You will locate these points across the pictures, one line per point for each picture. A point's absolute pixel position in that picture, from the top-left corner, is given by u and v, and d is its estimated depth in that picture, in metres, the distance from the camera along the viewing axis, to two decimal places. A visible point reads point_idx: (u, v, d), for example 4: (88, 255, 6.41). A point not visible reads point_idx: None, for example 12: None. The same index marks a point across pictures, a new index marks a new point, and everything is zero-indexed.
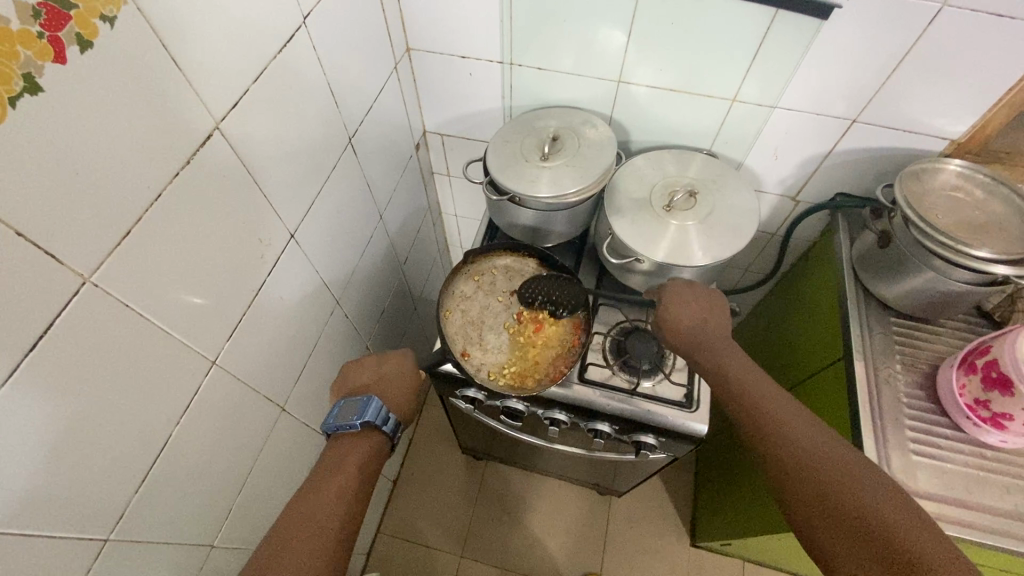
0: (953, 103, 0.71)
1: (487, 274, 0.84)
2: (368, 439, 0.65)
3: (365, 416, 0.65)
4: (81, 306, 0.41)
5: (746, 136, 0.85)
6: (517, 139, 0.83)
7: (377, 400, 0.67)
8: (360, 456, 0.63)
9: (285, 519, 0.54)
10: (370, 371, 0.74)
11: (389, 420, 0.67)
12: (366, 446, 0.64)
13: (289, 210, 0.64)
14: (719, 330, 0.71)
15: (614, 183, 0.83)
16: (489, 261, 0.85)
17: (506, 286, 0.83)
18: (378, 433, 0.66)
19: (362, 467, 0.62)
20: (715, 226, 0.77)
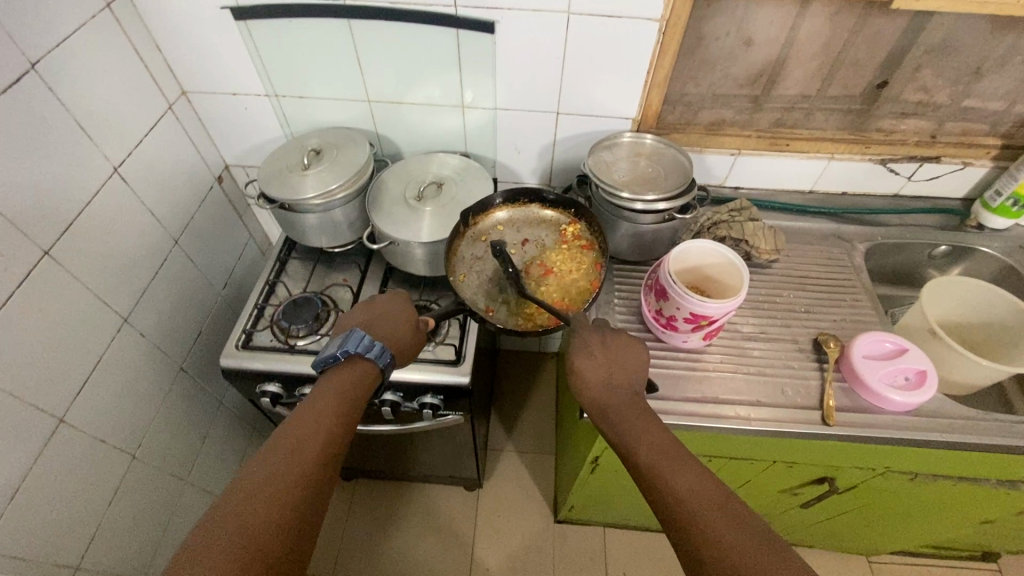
0: (618, 89, 0.91)
1: (490, 232, 0.91)
2: (356, 364, 0.71)
3: (345, 347, 0.71)
4: None
5: (487, 135, 1.02)
6: (285, 156, 0.95)
7: (356, 332, 0.72)
8: (349, 384, 0.69)
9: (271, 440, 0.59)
10: (365, 310, 0.79)
11: (374, 348, 0.73)
12: (353, 373, 0.71)
13: (41, 228, 0.72)
14: (626, 381, 0.69)
15: (376, 183, 0.97)
16: (487, 220, 0.92)
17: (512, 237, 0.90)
18: (364, 360, 0.72)
19: (344, 391, 0.68)
20: (457, 205, 0.93)
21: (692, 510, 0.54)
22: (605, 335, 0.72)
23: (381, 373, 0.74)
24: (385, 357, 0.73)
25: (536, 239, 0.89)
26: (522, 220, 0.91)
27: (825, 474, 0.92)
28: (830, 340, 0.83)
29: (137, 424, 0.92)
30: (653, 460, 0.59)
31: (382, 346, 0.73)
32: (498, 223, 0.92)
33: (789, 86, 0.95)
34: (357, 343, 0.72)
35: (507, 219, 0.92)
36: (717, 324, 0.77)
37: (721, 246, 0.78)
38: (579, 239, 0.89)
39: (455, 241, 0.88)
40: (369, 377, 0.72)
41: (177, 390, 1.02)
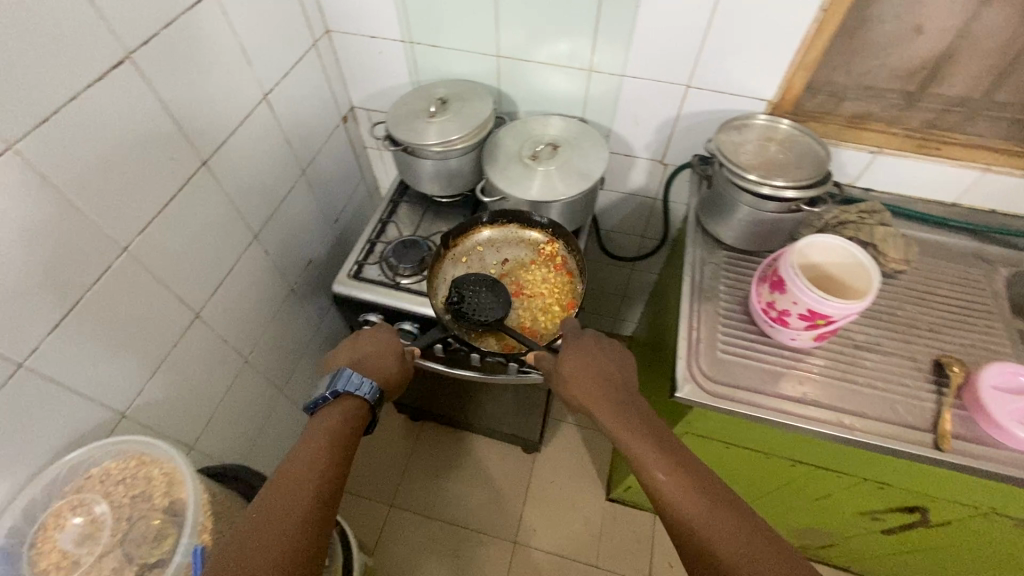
0: (759, 68, 0.86)
1: (471, 254, 0.94)
2: (344, 403, 0.73)
3: (333, 387, 0.74)
4: (4, 164, 0.55)
5: (608, 104, 1.01)
6: (414, 102, 0.99)
7: (345, 371, 0.75)
8: (343, 416, 0.72)
9: (278, 474, 0.62)
10: (350, 350, 0.82)
11: (362, 385, 0.75)
12: (341, 410, 0.73)
13: (203, 140, 0.80)
14: (615, 378, 0.72)
15: (492, 138, 0.97)
16: (469, 241, 0.94)
17: (492, 258, 0.93)
18: (352, 397, 0.74)
19: (342, 421, 0.71)
20: (570, 169, 0.92)
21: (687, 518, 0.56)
22: (591, 332, 0.76)
23: (370, 407, 0.76)
24: (375, 391, 0.76)
25: (515, 260, 0.92)
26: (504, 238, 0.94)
27: (917, 504, 0.86)
28: (955, 364, 0.77)
29: (252, 333, 1.02)
30: (649, 461, 0.61)
31: (371, 381, 0.76)
32: (480, 243, 0.94)
33: (954, 82, 0.86)
34: (347, 381, 0.74)
35: (489, 238, 0.94)
36: (834, 325, 0.73)
37: (851, 243, 0.74)
38: (558, 258, 0.91)
39: (438, 265, 0.91)
40: (360, 411, 0.75)
41: (285, 309, 1.10)
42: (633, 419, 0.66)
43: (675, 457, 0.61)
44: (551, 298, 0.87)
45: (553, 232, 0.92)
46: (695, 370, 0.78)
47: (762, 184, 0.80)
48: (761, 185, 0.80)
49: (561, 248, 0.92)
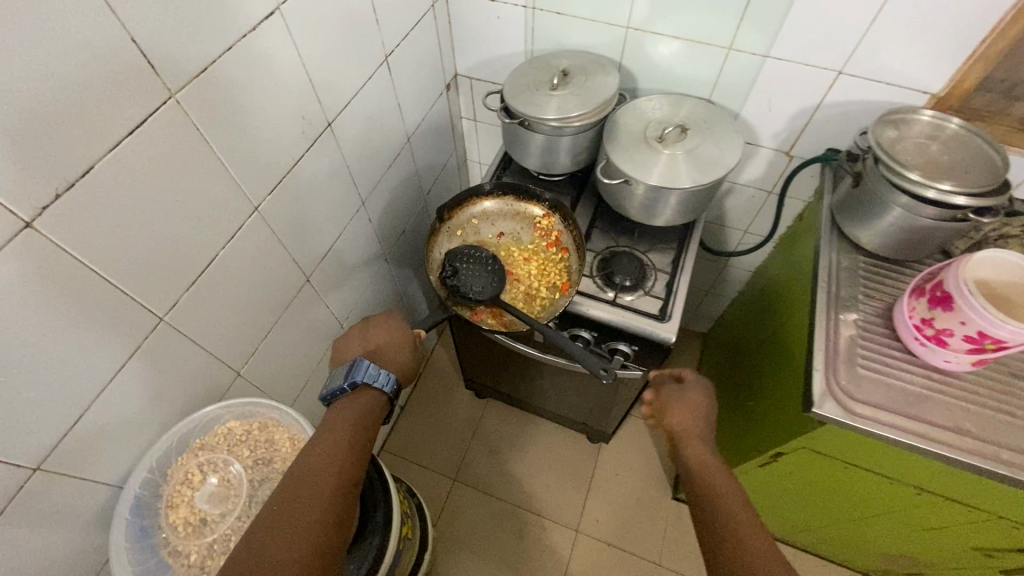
0: (932, 57, 0.77)
1: (467, 226, 0.97)
2: (361, 396, 0.70)
3: (351, 378, 0.70)
4: (164, 114, 0.53)
5: (742, 86, 0.93)
6: (533, 72, 0.93)
7: (363, 362, 0.71)
8: (361, 414, 0.69)
9: (292, 478, 0.58)
10: (361, 344, 0.78)
11: (378, 377, 0.71)
12: (360, 405, 0.69)
13: (330, 101, 0.77)
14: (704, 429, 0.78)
15: (614, 117, 0.91)
16: (465, 213, 0.98)
17: (490, 230, 0.97)
18: (368, 391, 0.71)
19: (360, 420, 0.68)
20: (700, 156, 0.85)
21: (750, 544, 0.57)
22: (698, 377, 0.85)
23: (387, 400, 0.72)
24: (391, 385, 0.72)
25: (511, 233, 0.96)
26: (498, 212, 0.98)
27: None
28: None
29: (349, 300, 1.01)
30: (700, 464, 0.71)
31: (389, 375, 0.73)
32: (476, 216, 0.98)
33: None
34: (364, 376, 0.71)
35: (485, 211, 0.98)
36: (1003, 351, 0.66)
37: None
38: (554, 231, 0.96)
39: (438, 239, 0.95)
40: (380, 404, 0.72)
41: (377, 278, 1.09)
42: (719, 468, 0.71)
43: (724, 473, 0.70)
44: (545, 272, 0.92)
45: (551, 206, 0.96)
46: (832, 385, 0.73)
47: (934, 189, 0.72)
48: (931, 190, 0.72)
49: (558, 222, 0.96)
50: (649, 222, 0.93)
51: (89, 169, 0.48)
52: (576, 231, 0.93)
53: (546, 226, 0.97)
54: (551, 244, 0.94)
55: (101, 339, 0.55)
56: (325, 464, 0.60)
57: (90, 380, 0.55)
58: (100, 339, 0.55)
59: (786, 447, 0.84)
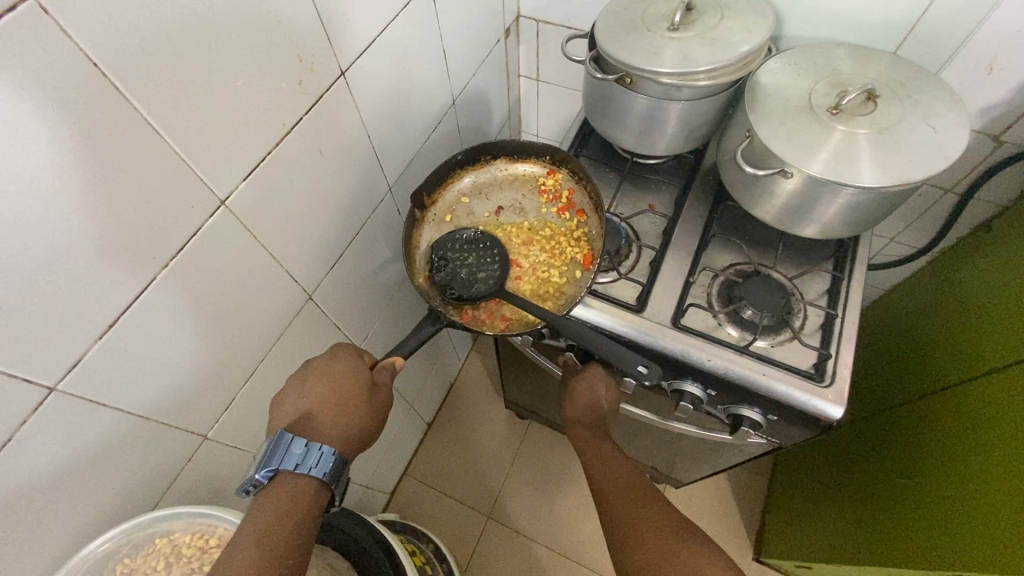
0: None
1: (455, 206, 0.69)
2: (285, 492, 0.46)
3: (266, 469, 0.46)
4: (14, 34, 0.29)
5: (954, 35, 0.63)
6: (641, 6, 0.64)
7: (284, 435, 0.47)
8: (285, 510, 0.46)
9: None
10: (293, 395, 0.52)
11: (307, 459, 0.47)
12: (280, 502, 0.46)
13: (345, 38, 0.51)
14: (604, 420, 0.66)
15: (758, 76, 0.62)
16: (449, 191, 0.70)
17: (484, 207, 0.70)
18: (294, 480, 0.47)
19: (282, 525, 0.45)
20: (898, 139, 0.56)
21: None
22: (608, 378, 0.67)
23: (327, 486, 0.49)
24: (329, 465, 0.48)
25: (511, 205, 0.69)
26: (489, 182, 0.71)
27: None
28: None
29: (369, 316, 0.77)
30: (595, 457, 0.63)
31: (324, 449, 0.48)
32: (463, 191, 0.70)
33: None
34: (285, 457, 0.47)
35: (475, 182, 0.71)
36: None
37: None
38: (563, 193, 0.70)
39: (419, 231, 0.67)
40: (310, 498, 0.48)
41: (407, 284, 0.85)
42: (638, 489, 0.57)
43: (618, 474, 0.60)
44: (558, 249, 0.66)
45: (554, 159, 0.70)
46: None
47: None
48: None
49: (566, 178, 0.71)
50: (794, 234, 0.64)
51: None
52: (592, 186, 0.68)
53: (550, 187, 0.71)
54: (561, 210, 0.69)
55: None
56: None
57: None
58: None
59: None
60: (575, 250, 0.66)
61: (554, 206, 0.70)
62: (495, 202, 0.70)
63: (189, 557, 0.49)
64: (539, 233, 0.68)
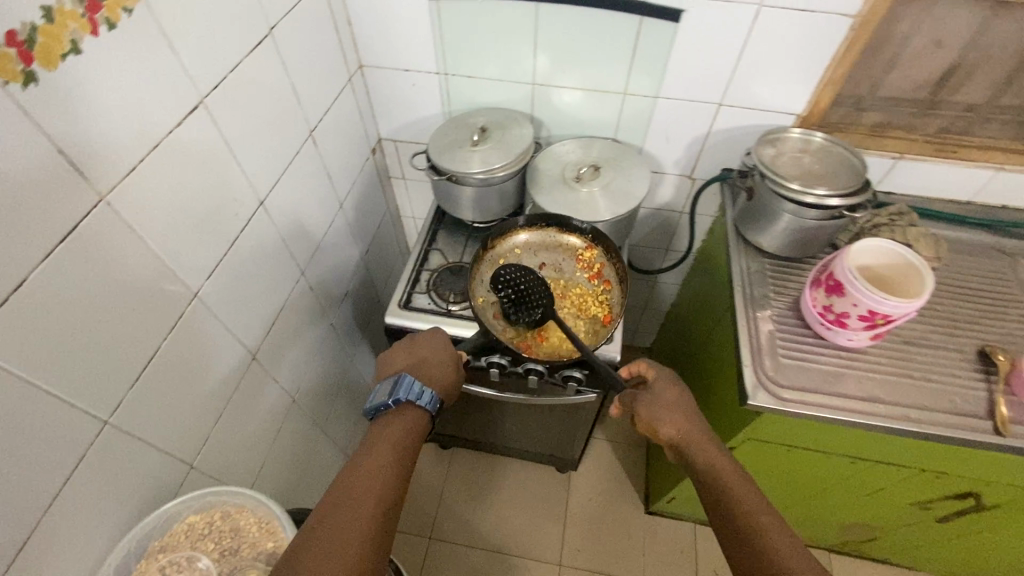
0: (787, 85, 0.91)
1: (509, 253, 0.93)
2: (406, 413, 0.73)
3: (396, 395, 0.73)
4: (94, 215, 0.53)
5: (641, 125, 1.04)
6: (454, 132, 1.00)
7: (408, 378, 0.75)
8: (401, 430, 0.72)
9: (331, 498, 0.61)
10: (408, 357, 0.82)
11: (422, 394, 0.75)
12: (402, 420, 0.73)
13: (260, 180, 0.79)
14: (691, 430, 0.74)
15: (535, 164, 1.00)
16: (507, 242, 0.94)
17: (532, 260, 0.92)
18: (414, 408, 0.74)
19: (400, 440, 0.70)
20: (614, 191, 0.95)
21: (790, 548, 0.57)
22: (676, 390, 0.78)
23: (430, 418, 0.76)
24: (434, 403, 0.75)
25: (553, 264, 0.92)
26: (540, 243, 0.94)
27: (970, 488, 0.89)
28: (1003, 353, 0.81)
29: (298, 371, 1.00)
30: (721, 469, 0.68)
31: (432, 392, 0.76)
32: (518, 245, 0.94)
33: (970, 89, 0.92)
34: (409, 391, 0.74)
35: (527, 241, 0.94)
36: (891, 326, 0.77)
37: (910, 252, 0.76)
38: (596, 265, 0.91)
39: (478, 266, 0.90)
40: (420, 426, 0.74)
41: (325, 344, 1.09)
42: (716, 454, 0.71)
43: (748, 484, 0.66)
44: (586, 305, 0.87)
45: (592, 238, 0.92)
46: (759, 376, 0.80)
47: (811, 194, 0.84)
48: (807, 195, 0.84)
49: (600, 255, 0.92)
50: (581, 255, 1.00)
51: (21, 283, 0.47)
52: (620, 266, 0.89)
53: (586, 258, 0.92)
54: (592, 277, 0.90)
55: (47, 453, 0.53)
56: (338, 520, 0.58)
57: (36, 498, 0.53)
58: (46, 453, 0.53)
59: (734, 442, 0.91)
60: (599, 310, 0.87)
61: (586, 272, 0.91)
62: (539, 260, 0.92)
63: (198, 525, 0.71)
64: (572, 290, 0.90)
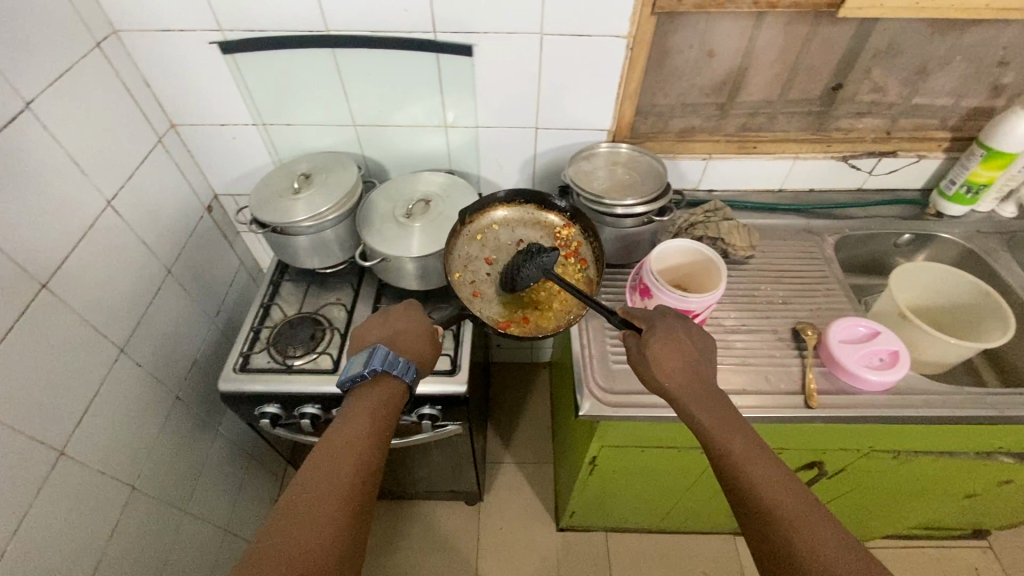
0: (591, 104, 0.96)
1: (487, 230, 0.92)
2: (383, 384, 0.75)
3: (372, 365, 0.75)
4: None
5: (471, 154, 1.07)
6: (276, 182, 0.97)
7: (381, 349, 0.76)
8: (378, 400, 0.74)
9: (310, 475, 0.63)
10: (383, 327, 0.83)
11: (397, 364, 0.76)
12: (378, 391, 0.75)
13: (38, 262, 0.74)
14: (705, 385, 0.67)
15: (366, 203, 0.99)
16: (485, 217, 0.93)
17: (509, 237, 0.92)
18: (390, 377, 0.76)
19: (375, 409, 0.73)
20: (443, 221, 0.95)
21: (794, 519, 0.54)
22: (690, 334, 0.71)
23: (407, 388, 0.77)
24: (410, 372, 0.77)
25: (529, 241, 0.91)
26: (518, 219, 0.94)
27: (813, 457, 0.94)
28: (808, 329, 0.88)
29: (135, 455, 0.93)
30: (730, 439, 0.62)
31: (408, 363, 0.77)
32: (496, 220, 0.93)
33: (753, 91, 1.00)
34: (384, 359, 0.75)
35: (505, 217, 0.94)
36: (700, 318, 0.83)
37: (700, 245, 0.85)
38: (574, 244, 0.91)
39: (456, 243, 0.89)
40: (398, 396, 0.76)
41: (173, 419, 1.02)
42: (725, 415, 0.64)
43: (769, 458, 0.60)
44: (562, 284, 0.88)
45: (570, 216, 0.92)
46: (589, 385, 0.83)
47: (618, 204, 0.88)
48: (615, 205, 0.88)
49: (577, 234, 0.92)
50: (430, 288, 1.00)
51: None
52: (595, 246, 0.90)
53: (564, 237, 0.93)
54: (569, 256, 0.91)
55: None
56: (317, 494, 0.61)
57: None
58: None
59: (591, 450, 0.95)
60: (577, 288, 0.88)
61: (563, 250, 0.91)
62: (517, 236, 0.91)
63: None
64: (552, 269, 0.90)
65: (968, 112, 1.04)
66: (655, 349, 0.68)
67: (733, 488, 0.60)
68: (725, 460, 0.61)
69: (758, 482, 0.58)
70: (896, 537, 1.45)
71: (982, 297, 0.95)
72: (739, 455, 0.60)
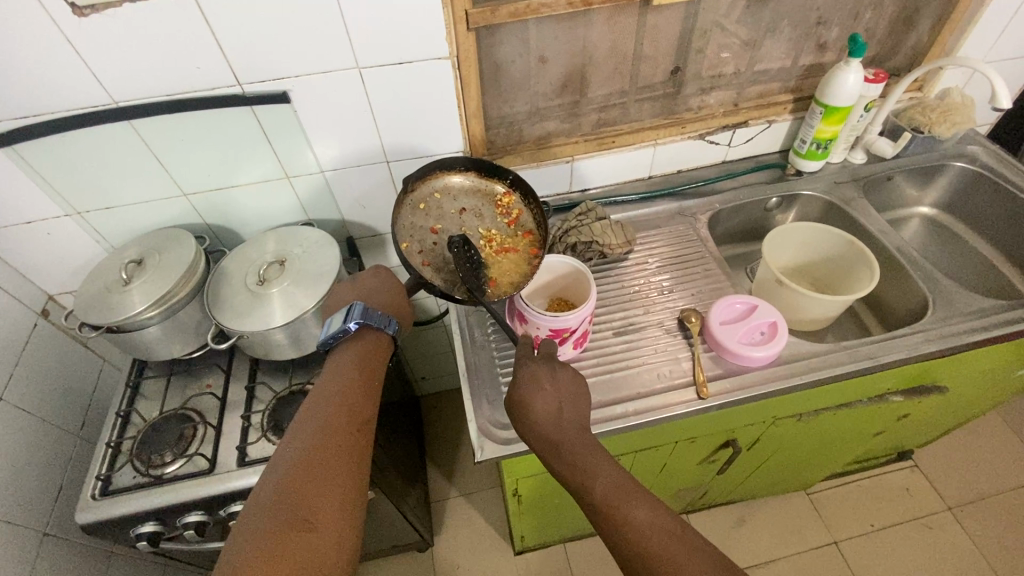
0: (436, 129, 0.91)
1: (429, 198, 0.87)
2: (368, 335, 0.79)
3: (354, 318, 0.77)
4: None
5: (326, 201, 0.99)
6: (105, 275, 0.87)
7: (360, 305, 0.78)
8: (363, 353, 0.77)
9: (301, 432, 0.67)
10: (354, 289, 0.85)
11: (376, 317, 0.79)
12: (363, 341, 0.78)
13: None
14: (579, 416, 0.68)
15: (217, 277, 0.90)
16: (427, 185, 0.87)
17: (452, 206, 0.87)
18: (374, 330, 0.79)
19: (360, 360, 0.76)
20: (305, 279, 0.88)
21: (660, 548, 0.55)
22: (554, 366, 0.71)
23: (392, 340, 0.81)
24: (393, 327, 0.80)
25: (474, 210, 0.87)
26: (459, 189, 0.88)
27: (726, 438, 0.95)
28: (691, 317, 0.88)
29: None
30: (602, 475, 0.61)
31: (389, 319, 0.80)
32: (438, 188, 0.88)
33: (598, 87, 0.99)
34: (367, 315, 0.78)
35: (448, 185, 0.88)
36: (579, 331, 0.82)
37: (565, 258, 0.85)
38: (515, 211, 0.88)
39: (399, 211, 0.83)
40: (385, 346, 0.80)
41: (47, 561, 0.90)
42: (591, 449, 0.64)
43: (636, 486, 0.61)
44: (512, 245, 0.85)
45: (512, 184, 0.88)
46: (482, 424, 0.79)
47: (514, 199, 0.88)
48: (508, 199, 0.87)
49: (518, 201, 0.88)
50: (311, 352, 0.93)
51: None
52: (538, 211, 0.87)
53: (505, 204, 0.89)
54: (512, 222, 0.87)
55: None
56: (308, 445, 0.65)
57: None
58: None
59: (509, 484, 0.91)
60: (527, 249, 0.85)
61: (506, 217, 0.87)
62: (461, 205, 0.87)
63: None
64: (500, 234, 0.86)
65: (804, 71, 1.07)
66: (526, 394, 0.68)
67: (602, 524, 0.60)
68: (593, 497, 0.61)
69: (626, 515, 0.58)
70: (834, 478, 1.50)
71: (848, 249, 0.98)
72: (609, 490, 0.60)
